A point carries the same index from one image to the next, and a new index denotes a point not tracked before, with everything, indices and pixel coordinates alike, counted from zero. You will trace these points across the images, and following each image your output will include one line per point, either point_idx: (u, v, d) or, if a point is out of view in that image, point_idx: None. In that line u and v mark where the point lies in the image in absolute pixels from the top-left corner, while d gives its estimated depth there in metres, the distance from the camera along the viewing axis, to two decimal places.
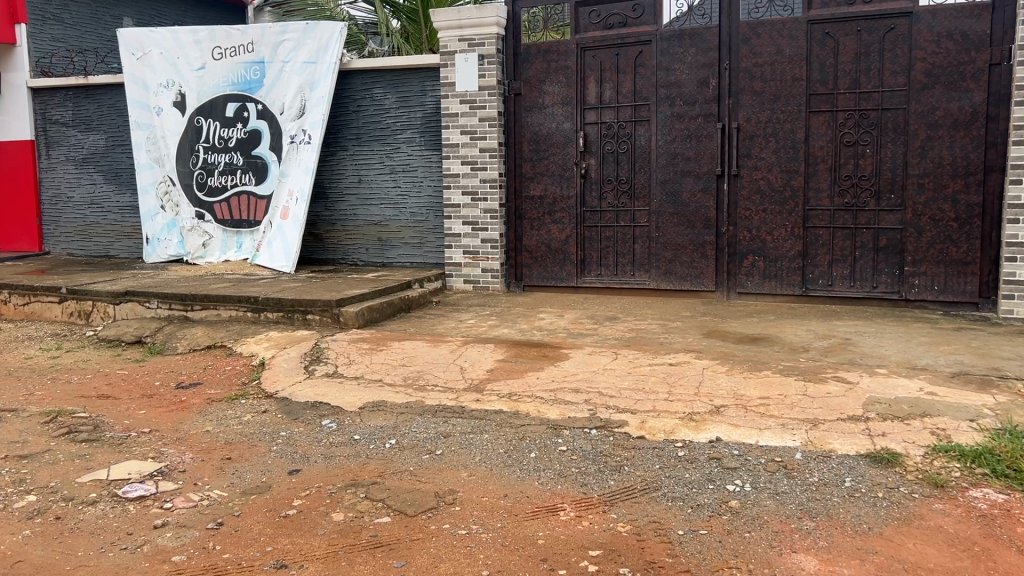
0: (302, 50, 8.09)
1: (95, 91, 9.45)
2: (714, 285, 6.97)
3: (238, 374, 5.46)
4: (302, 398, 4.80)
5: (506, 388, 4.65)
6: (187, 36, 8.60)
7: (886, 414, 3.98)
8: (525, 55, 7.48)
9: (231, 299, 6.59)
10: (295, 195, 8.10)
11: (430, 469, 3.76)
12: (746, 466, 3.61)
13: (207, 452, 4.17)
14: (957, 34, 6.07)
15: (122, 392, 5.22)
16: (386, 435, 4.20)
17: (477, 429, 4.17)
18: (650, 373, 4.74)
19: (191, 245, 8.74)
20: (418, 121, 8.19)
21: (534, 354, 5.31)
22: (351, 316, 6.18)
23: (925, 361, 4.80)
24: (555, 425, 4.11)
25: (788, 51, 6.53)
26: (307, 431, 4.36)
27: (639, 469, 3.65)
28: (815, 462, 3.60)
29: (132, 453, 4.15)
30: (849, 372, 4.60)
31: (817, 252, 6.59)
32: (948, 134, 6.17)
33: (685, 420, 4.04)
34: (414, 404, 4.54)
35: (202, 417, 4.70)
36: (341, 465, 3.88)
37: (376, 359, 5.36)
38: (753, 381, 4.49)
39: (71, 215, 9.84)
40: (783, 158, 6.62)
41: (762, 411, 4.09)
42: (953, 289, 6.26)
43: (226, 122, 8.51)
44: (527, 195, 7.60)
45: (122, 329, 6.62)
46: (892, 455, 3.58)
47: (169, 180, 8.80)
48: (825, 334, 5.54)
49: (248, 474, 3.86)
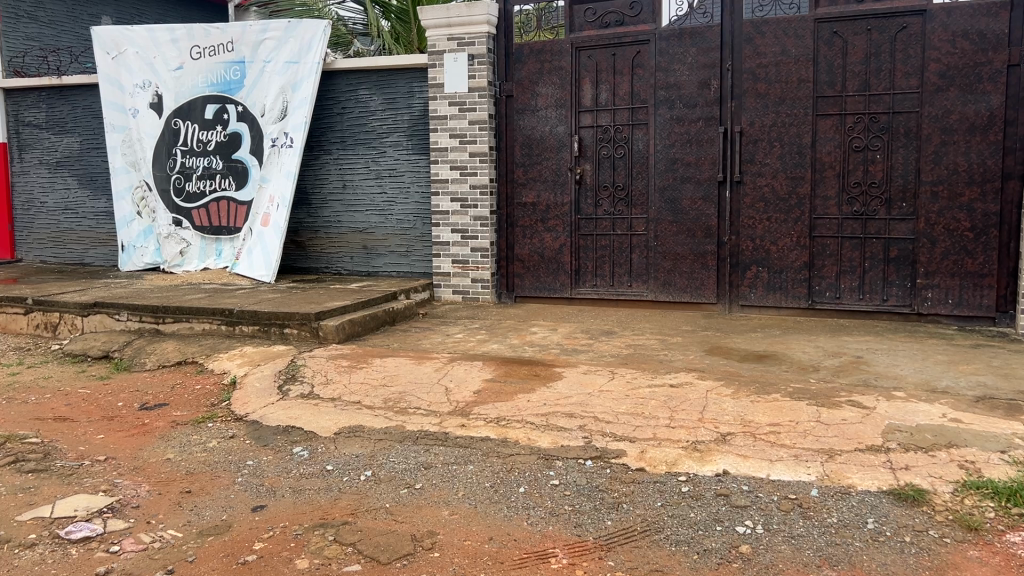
0: (284, 50, 7.74)
1: (69, 91, 9.09)
2: (715, 297, 6.64)
3: (207, 395, 5.08)
4: (273, 422, 4.44)
5: (494, 412, 4.29)
6: (164, 34, 8.25)
7: (909, 444, 3.62)
8: (517, 55, 7.14)
9: (204, 311, 6.23)
10: (276, 201, 7.75)
11: (408, 507, 3.40)
12: (757, 504, 3.26)
13: (165, 484, 3.80)
14: (973, 32, 5.75)
15: (81, 414, 4.85)
16: (361, 465, 3.84)
17: (461, 460, 3.80)
18: (650, 395, 4.38)
19: (167, 253, 8.37)
20: (405, 124, 7.84)
21: (525, 373, 4.95)
22: (331, 330, 5.83)
23: (946, 383, 4.45)
24: (546, 456, 3.76)
25: (793, 51, 6.20)
26: (276, 460, 4.00)
27: (639, 507, 3.30)
28: (832, 500, 3.25)
29: (82, 486, 3.77)
30: (866, 395, 4.24)
31: (824, 262, 6.25)
32: (964, 139, 5.84)
33: (689, 450, 3.69)
34: (394, 430, 4.17)
35: (164, 443, 4.33)
36: (310, 502, 3.52)
37: (354, 378, 5.00)
38: (762, 406, 4.13)
39: (45, 221, 9.46)
40: (788, 164, 6.29)
41: (773, 440, 3.73)
42: (969, 303, 5.93)
43: (205, 125, 8.14)
44: (518, 201, 7.25)
45: (89, 343, 6.25)
46: (919, 492, 3.24)
47: (146, 185, 8.43)
48: (835, 352, 5.20)
49: (208, 511, 3.49)
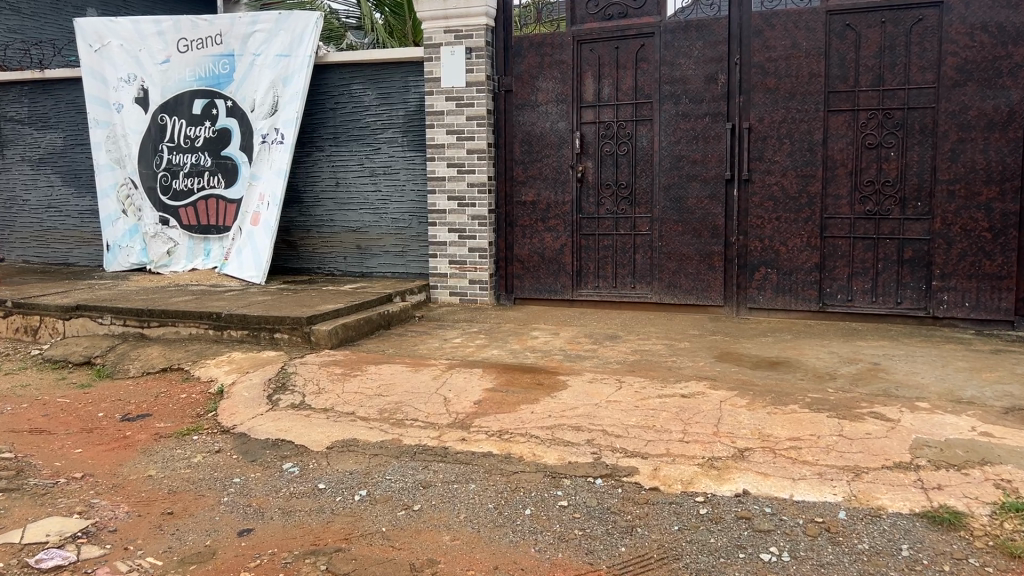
0: (275, 42, 7.47)
1: (52, 86, 8.80)
2: (721, 299, 6.42)
3: (193, 405, 4.83)
4: (261, 435, 4.19)
5: (496, 424, 4.05)
6: (149, 27, 7.96)
7: (939, 461, 3.40)
8: (517, 48, 6.89)
9: (190, 315, 5.97)
10: (267, 200, 7.49)
11: (405, 532, 3.17)
12: (782, 529, 3.03)
13: (145, 504, 3.55)
14: (993, 25, 5.53)
15: (59, 426, 4.60)
16: (355, 484, 3.60)
17: (462, 478, 3.57)
18: (661, 407, 4.14)
19: (154, 253, 8.10)
20: (401, 120, 7.58)
21: (528, 382, 4.70)
22: (324, 335, 5.57)
23: (971, 393, 4.22)
24: (553, 473, 3.53)
25: (804, 45, 5.98)
26: (265, 477, 3.76)
27: (655, 531, 3.07)
28: (862, 524, 3.03)
29: (55, 508, 3.52)
30: (888, 407, 4.02)
31: (836, 264, 6.04)
32: (982, 136, 5.62)
33: (706, 467, 3.46)
34: (390, 445, 3.93)
35: (146, 458, 4.08)
36: (300, 525, 3.28)
37: (348, 387, 4.75)
38: (780, 418, 3.90)
39: (27, 220, 9.17)
40: (799, 161, 6.07)
41: (794, 457, 3.51)
42: (986, 306, 5.72)
43: (193, 120, 7.87)
44: (518, 200, 7.02)
45: (70, 348, 5.99)
46: (955, 515, 3.01)
47: (131, 183, 8.16)
48: (851, 358, 4.98)
49: (191, 536, 3.25)
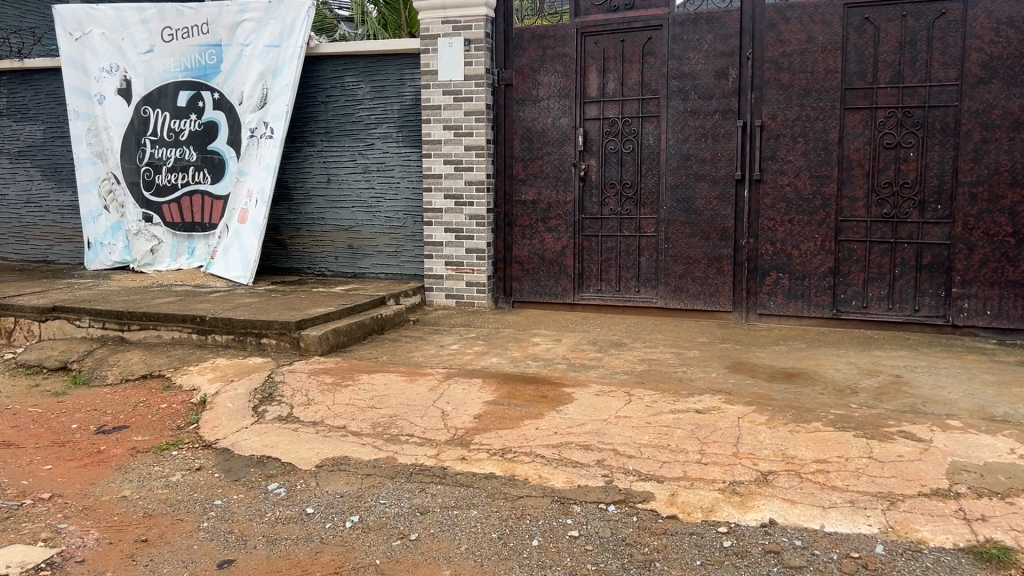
0: (265, 32, 7.16)
1: (32, 76, 8.46)
2: (730, 305, 6.16)
3: (173, 417, 4.52)
4: (246, 451, 3.90)
5: (498, 442, 3.77)
6: (133, 15, 7.63)
7: (981, 488, 3.14)
8: (518, 41, 6.62)
9: (173, 318, 5.67)
10: (255, 196, 7.18)
11: (401, 565, 2.88)
12: (815, 565, 2.76)
13: (118, 530, 3.26)
14: (1020, 19, 5.28)
15: (28, 439, 4.29)
16: (346, 509, 3.31)
17: (462, 503, 3.29)
18: (675, 424, 3.87)
19: (138, 251, 7.77)
20: (395, 114, 7.28)
21: (531, 394, 4.42)
22: (313, 341, 5.28)
23: (1004, 410, 3.96)
24: (561, 499, 3.25)
25: (820, 39, 5.72)
26: (248, 500, 3.46)
27: (676, 566, 2.80)
28: (902, 559, 2.76)
29: (18, 534, 3.22)
30: (918, 425, 3.76)
31: (851, 269, 5.79)
32: (1007, 136, 5.37)
33: (727, 494, 3.20)
34: (384, 464, 3.65)
35: (121, 476, 3.78)
36: (286, 556, 2.99)
37: (340, 398, 4.46)
38: (804, 438, 3.63)
39: (7, 215, 8.83)
40: (814, 161, 5.81)
41: (823, 482, 3.24)
42: (1009, 315, 5.48)
43: (178, 113, 7.55)
44: (518, 199, 6.74)
45: (46, 352, 5.66)
46: (1003, 551, 2.74)
47: (113, 178, 7.83)
48: (872, 370, 4.72)
49: (166, 567, 2.95)
